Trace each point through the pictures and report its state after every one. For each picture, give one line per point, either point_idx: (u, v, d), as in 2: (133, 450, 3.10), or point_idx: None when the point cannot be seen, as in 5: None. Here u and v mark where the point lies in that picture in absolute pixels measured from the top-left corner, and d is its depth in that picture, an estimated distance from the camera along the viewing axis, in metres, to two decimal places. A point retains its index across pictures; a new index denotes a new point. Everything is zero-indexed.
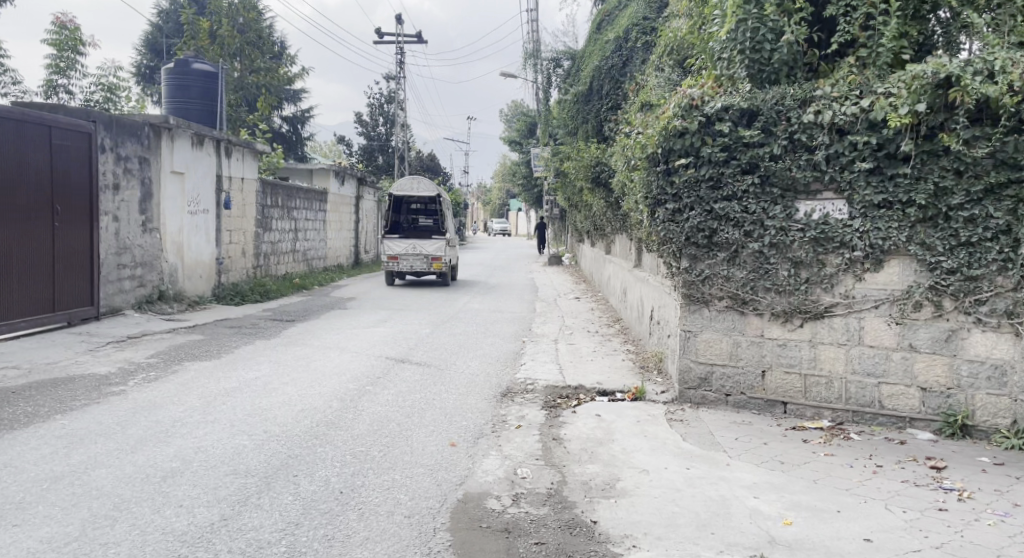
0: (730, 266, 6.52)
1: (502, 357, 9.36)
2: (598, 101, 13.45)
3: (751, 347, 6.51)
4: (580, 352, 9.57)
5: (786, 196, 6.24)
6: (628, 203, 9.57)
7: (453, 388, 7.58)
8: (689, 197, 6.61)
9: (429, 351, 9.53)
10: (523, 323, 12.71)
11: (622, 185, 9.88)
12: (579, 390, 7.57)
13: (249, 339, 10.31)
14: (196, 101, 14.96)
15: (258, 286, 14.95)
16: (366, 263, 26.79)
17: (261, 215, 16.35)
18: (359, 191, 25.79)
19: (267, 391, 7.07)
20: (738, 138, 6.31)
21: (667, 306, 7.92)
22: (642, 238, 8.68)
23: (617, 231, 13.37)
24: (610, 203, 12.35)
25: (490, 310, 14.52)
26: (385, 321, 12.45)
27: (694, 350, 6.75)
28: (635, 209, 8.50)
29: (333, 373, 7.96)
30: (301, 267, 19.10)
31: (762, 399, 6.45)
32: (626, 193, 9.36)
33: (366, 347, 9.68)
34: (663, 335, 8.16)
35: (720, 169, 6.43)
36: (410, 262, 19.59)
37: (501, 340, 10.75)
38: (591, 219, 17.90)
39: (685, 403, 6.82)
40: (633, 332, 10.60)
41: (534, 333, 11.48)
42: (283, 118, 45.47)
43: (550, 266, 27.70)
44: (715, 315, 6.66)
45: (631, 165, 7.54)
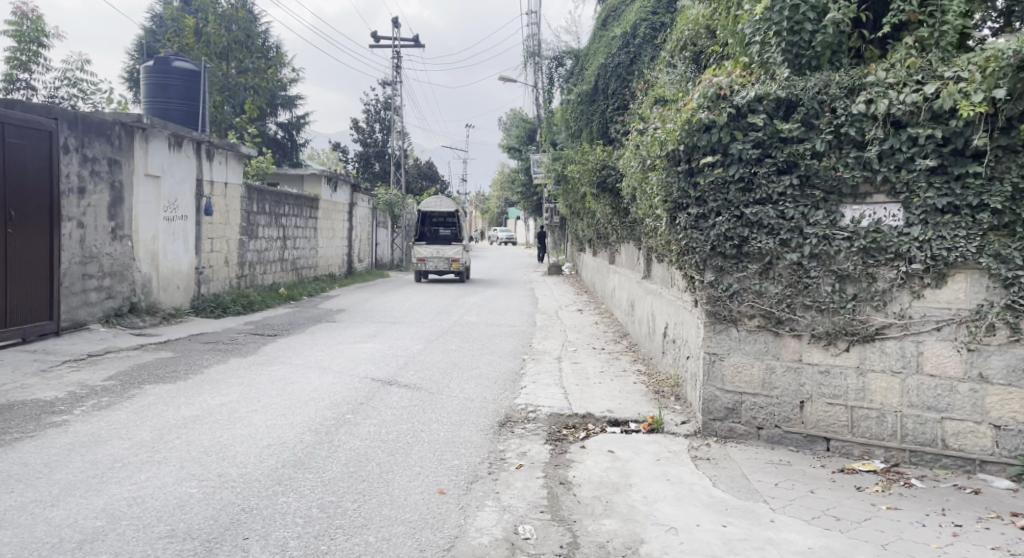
0: (763, 280, 5.72)
1: (500, 377, 8.52)
2: (603, 101, 12.62)
3: (788, 373, 5.69)
4: (586, 372, 8.75)
5: (829, 200, 5.41)
6: (641, 211, 8.75)
7: (444, 415, 6.72)
8: (715, 201, 5.78)
9: (420, 371, 8.66)
10: (523, 338, 11.89)
11: (634, 190, 9.05)
12: (588, 418, 6.69)
13: (224, 357, 9.44)
14: (178, 103, 13.76)
15: (242, 297, 14.12)
16: (359, 272, 25.99)
17: (247, 222, 15.49)
18: (352, 198, 24.99)
19: (233, 420, 6.22)
20: (774, 133, 5.49)
21: (686, 323, 7.12)
22: (657, 247, 7.87)
23: (623, 238, 12.56)
24: (617, 210, 11.53)
25: (488, 323, 13.71)
26: (375, 336, 11.62)
27: (720, 376, 5.95)
28: (648, 216, 7.69)
29: (310, 398, 7.10)
30: (290, 277, 18.28)
31: (800, 434, 5.63)
32: (638, 199, 8.55)
33: (351, 365, 8.83)
34: (681, 356, 7.36)
35: (752, 168, 5.60)
36: (435, 263, 24.02)
37: (499, 357, 9.93)
38: (595, 227, 17.08)
39: (709, 436, 6.00)
40: (643, 349, 9.80)
41: (535, 349, 10.66)
42: (278, 125, 44.80)
43: (549, 276, 26.91)
44: (745, 336, 5.85)
45: (647, 166, 6.74)
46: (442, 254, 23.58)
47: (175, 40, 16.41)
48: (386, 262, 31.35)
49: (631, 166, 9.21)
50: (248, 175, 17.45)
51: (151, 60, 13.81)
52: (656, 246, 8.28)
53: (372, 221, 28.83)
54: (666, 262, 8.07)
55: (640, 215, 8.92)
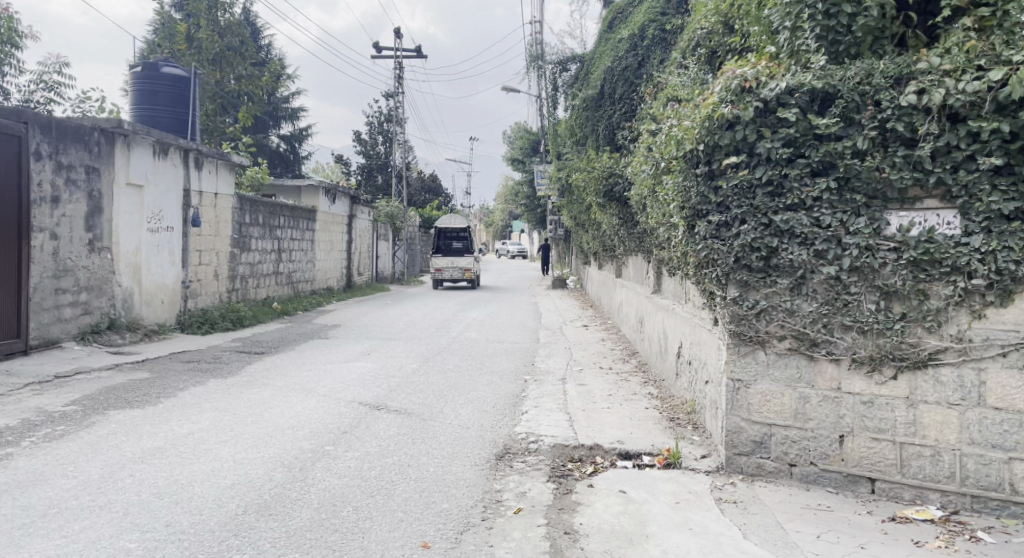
0: (795, 297, 5.06)
1: (500, 401, 7.85)
2: (610, 106, 11.98)
3: (825, 404, 5.04)
4: (593, 395, 8.08)
5: (871, 205, 4.76)
6: (651, 221, 8.08)
7: (436, 447, 6.03)
8: (739, 207, 5.11)
9: (412, 393, 7.99)
10: (526, 356, 11.21)
11: (645, 198, 8.40)
12: (596, 450, 6.01)
13: (203, 377, 8.77)
14: (166, 110, 13.05)
15: (232, 312, 13.49)
16: (359, 285, 25.36)
17: (239, 234, 14.86)
18: (351, 209, 24.39)
19: (197, 454, 5.53)
20: (809, 130, 4.83)
21: (704, 342, 6.46)
22: (671, 259, 7.22)
23: (632, 250, 11.89)
24: (625, 220, 10.87)
25: (489, 339, 13.04)
26: (369, 353, 10.97)
27: (746, 406, 5.31)
28: (662, 224, 7.04)
29: (290, 426, 6.42)
30: (285, 291, 17.67)
31: (840, 474, 4.97)
32: (649, 206, 7.91)
33: (340, 387, 8.16)
34: (698, 380, 6.68)
35: (782, 169, 4.93)
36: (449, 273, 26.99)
37: (500, 377, 9.25)
38: (600, 239, 16.45)
39: (734, 472, 5.34)
40: (655, 369, 9.13)
41: (538, 368, 9.99)
42: (280, 137, 44.43)
43: (554, 290, 26.22)
44: (774, 361, 5.20)
45: (660, 169, 6.08)
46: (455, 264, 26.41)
47: (166, 45, 15.77)
48: (387, 275, 30.72)
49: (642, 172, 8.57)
50: (241, 185, 16.83)
51: (139, 64, 13.06)
52: (668, 257, 7.62)
53: (373, 233, 28.23)
54: (682, 274, 7.42)
55: (651, 224, 8.26)
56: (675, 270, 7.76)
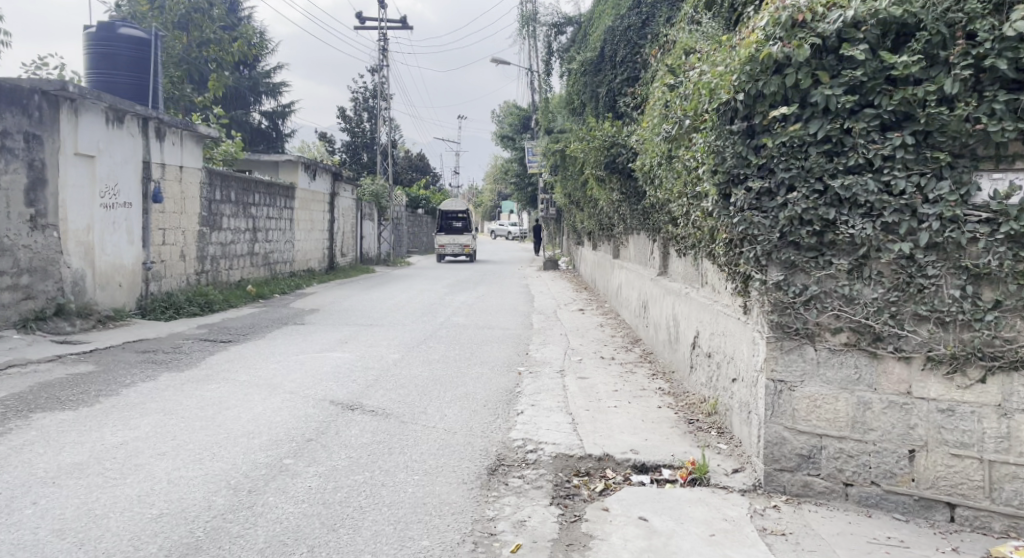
0: (854, 280, 4.17)
1: (491, 397, 6.92)
2: (611, 71, 11.01)
3: (890, 411, 4.13)
4: (596, 390, 7.17)
5: (956, 165, 3.88)
6: (664, 192, 7.17)
7: (416, 458, 5.08)
8: (787, 170, 4.21)
9: (390, 390, 7.03)
10: (519, 344, 10.28)
11: (657, 167, 7.48)
12: (604, 462, 5.07)
13: (156, 369, 7.78)
14: (126, 75, 11.92)
15: (201, 295, 12.48)
16: (341, 266, 24.34)
17: (209, 211, 13.80)
18: (333, 187, 23.32)
19: (126, 470, 4.54)
20: (880, 73, 3.93)
21: (729, 330, 5.54)
22: (689, 236, 6.31)
23: (634, 228, 10.98)
24: (628, 195, 9.94)
25: (479, 325, 12.11)
26: (347, 342, 10.00)
27: (790, 412, 4.38)
28: (681, 196, 6.15)
29: (245, 431, 5.44)
30: (261, 273, 16.66)
31: (909, 497, 4.09)
32: (663, 175, 6.99)
33: (310, 383, 7.19)
34: (721, 376, 5.76)
35: (844, 122, 4.03)
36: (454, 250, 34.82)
37: (491, 369, 8.32)
38: (596, 217, 15.52)
39: (775, 492, 4.43)
40: (663, 360, 8.23)
41: (533, 358, 9.08)
42: (262, 113, 43.28)
43: (545, 272, 25.29)
44: (826, 359, 4.28)
45: (684, 129, 5.20)
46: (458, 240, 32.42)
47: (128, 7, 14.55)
48: (372, 256, 29.71)
49: (654, 138, 7.64)
50: (212, 160, 15.78)
51: (94, 25, 11.89)
52: (684, 231, 6.72)
53: (357, 212, 27.19)
54: (700, 252, 6.52)
55: (664, 197, 7.32)
56: (692, 247, 6.85)
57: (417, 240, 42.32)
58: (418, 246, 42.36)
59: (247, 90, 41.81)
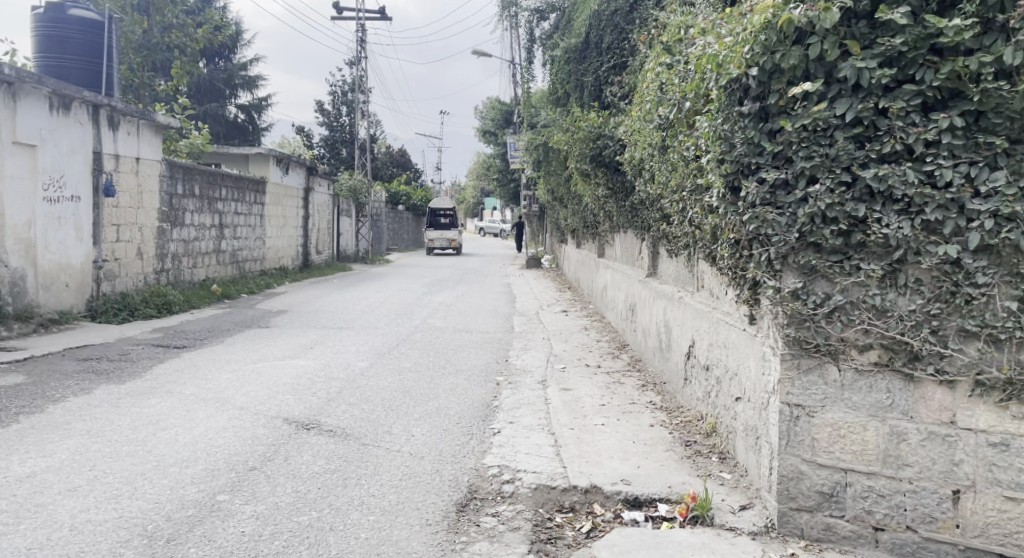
0: (886, 289, 3.56)
1: (465, 413, 6.25)
2: (596, 59, 10.40)
3: (929, 445, 3.53)
4: (581, 404, 6.53)
5: (1015, 152, 3.28)
6: (657, 187, 6.55)
7: (375, 492, 4.40)
8: (810, 158, 3.58)
9: (354, 405, 6.35)
10: (498, 350, 9.62)
11: (649, 158, 6.85)
12: (590, 493, 4.42)
13: (96, 378, 7.04)
14: (78, 61, 11.09)
15: (160, 295, 11.73)
16: (317, 265, 23.59)
17: (168, 206, 13.06)
18: (307, 182, 22.56)
19: (23, 511, 3.82)
20: (923, 41, 3.33)
21: (732, 342, 4.91)
22: (685, 234, 5.69)
23: (620, 225, 10.37)
24: (614, 190, 9.30)
25: (455, 328, 11.44)
26: (312, 348, 9.29)
27: (809, 443, 3.77)
28: (677, 190, 5.53)
29: (178, 459, 4.66)
30: (228, 272, 15.92)
31: (952, 546, 3.51)
32: (655, 167, 6.36)
33: (264, 397, 6.43)
34: (721, 392, 5.14)
35: (880, 100, 3.43)
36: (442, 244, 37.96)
37: (466, 378, 7.67)
38: (580, 215, 14.90)
39: (791, 536, 3.80)
40: (653, 369, 7.60)
41: (512, 366, 8.45)
42: (237, 106, 42.40)
43: (528, 270, 24.64)
44: (852, 382, 3.68)
45: (682, 114, 4.57)
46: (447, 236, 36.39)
47: None
48: (350, 253, 28.95)
49: (645, 127, 7.03)
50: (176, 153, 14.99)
51: (42, 5, 11.08)
52: (678, 229, 6.10)
53: (333, 208, 26.46)
54: (696, 250, 5.90)
55: (656, 192, 6.70)
56: (687, 245, 6.23)
57: (397, 237, 41.56)
58: (398, 242, 41.60)
59: (221, 82, 40.91)
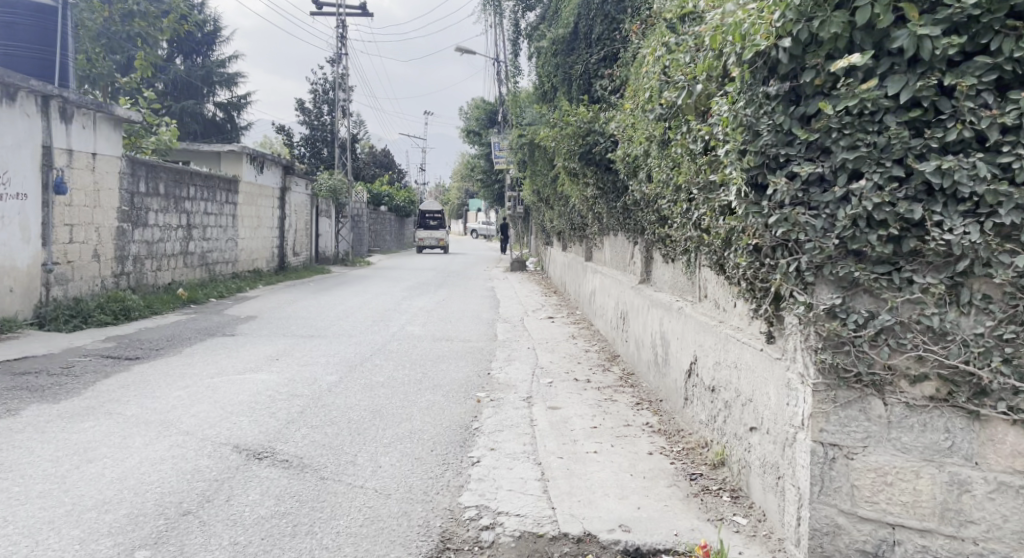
0: (946, 308, 2.94)
1: (441, 437, 5.57)
2: (585, 50, 9.82)
3: (999, 497, 2.94)
4: (570, 426, 5.86)
5: None
6: (655, 184, 5.94)
7: (330, 541, 3.73)
8: (854, 148, 2.96)
9: (316, 428, 5.68)
10: (479, 361, 8.93)
11: (646, 155, 6.24)
12: (584, 544, 3.76)
13: (29, 396, 6.32)
14: (29, 49, 10.36)
15: (117, 300, 11.11)
16: (292, 267, 22.81)
17: (130, 205, 12.57)
18: (283, 181, 21.80)
19: None
20: (1000, 2, 2.74)
21: (744, 362, 4.27)
22: (687, 239, 5.07)
23: (610, 227, 9.76)
24: (605, 190, 8.65)
25: (434, 336, 10.74)
26: (278, 359, 8.58)
27: (849, 491, 3.14)
28: (680, 189, 4.92)
29: (97, 502, 3.94)
30: (194, 274, 15.41)
31: None
32: (653, 163, 5.75)
33: (214, 420, 5.72)
34: (731, 419, 4.50)
35: (944, 76, 2.82)
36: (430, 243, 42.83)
37: (444, 395, 6.98)
38: (566, 217, 14.27)
39: None
40: (648, 384, 6.96)
41: (495, 380, 7.80)
42: (215, 104, 41.60)
43: (512, 273, 23.95)
44: (901, 419, 3.06)
45: (693, 98, 3.95)
46: (433, 235, 40.17)
47: None
48: (329, 255, 28.18)
49: (642, 121, 6.43)
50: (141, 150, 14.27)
51: None
52: (679, 232, 5.49)
53: (311, 208, 25.71)
54: (699, 256, 5.28)
55: (654, 190, 6.08)
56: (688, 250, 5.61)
57: (379, 238, 40.77)
58: (379, 244, 40.81)
59: (198, 79, 40.02)
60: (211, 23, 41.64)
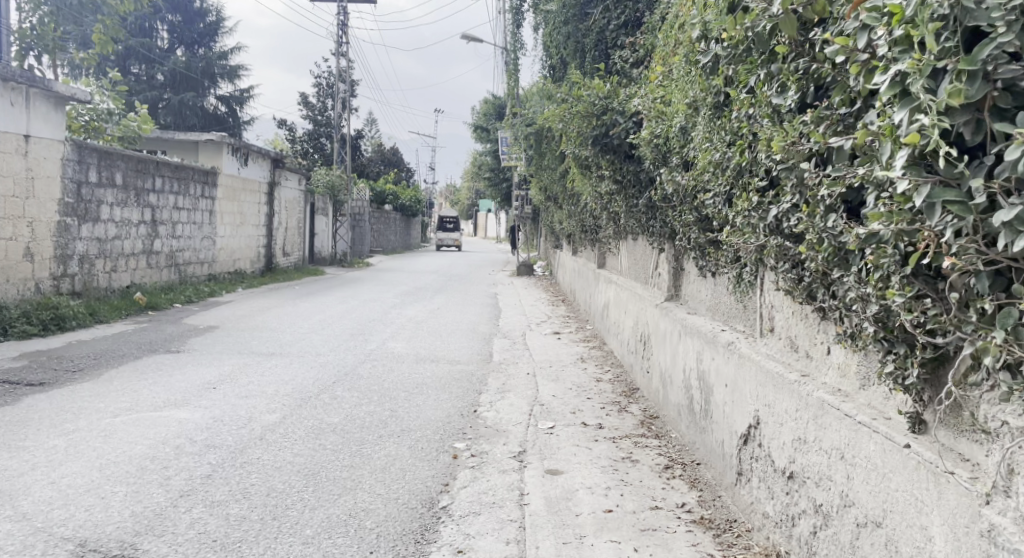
0: None
1: (392, 522, 3.95)
2: (600, 16, 8.34)
3: None
4: (574, 507, 4.15)
5: None
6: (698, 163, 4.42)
7: None
8: None
9: (216, 504, 4.09)
10: (465, 392, 7.23)
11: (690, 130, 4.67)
12: None
13: None
14: None
15: (51, 307, 9.94)
16: (283, 268, 21.27)
17: (78, 196, 11.46)
18: (271, 176, 20.29)
19: None
20: None
21: (862, 457, 2.53)
22: (744, 243, 3.52)
23: (629, 231, 8.21)
24: (621, 182, 7.03)
25: (418, 355, 9.12)
26: (216, 387, 6.97)
27: None
28: (734, 164, 3.52)
29: None
30: (155, 276, 14.11)
31: None
32: (697, 138, 4.17)
33: (73, 493, 4.13)
34: (829, 538, 2.77)
35: None
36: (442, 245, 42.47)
37: (410, 446, 5.34)
38: (577, 217, 12.66)
39: None
40: (679, 436, 5.25)
41: (483, 419, 6.22)
42: (217, 98, 40.28)
43: (519, 278, 22.25)
44: None
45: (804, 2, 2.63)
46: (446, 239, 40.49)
47: None
48: (325, 256, 26.64)
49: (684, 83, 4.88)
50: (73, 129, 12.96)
51: None
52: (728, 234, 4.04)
53: (306, 205, 24.15)
54: (761, 267, 3.80)
55: (697, 180, 4.55)
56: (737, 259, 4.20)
57: (383, 238, 39.05)
58: (383, 244, 39.08)
59: (199, 72, 38.44)
60: (213, 14, 40.16)
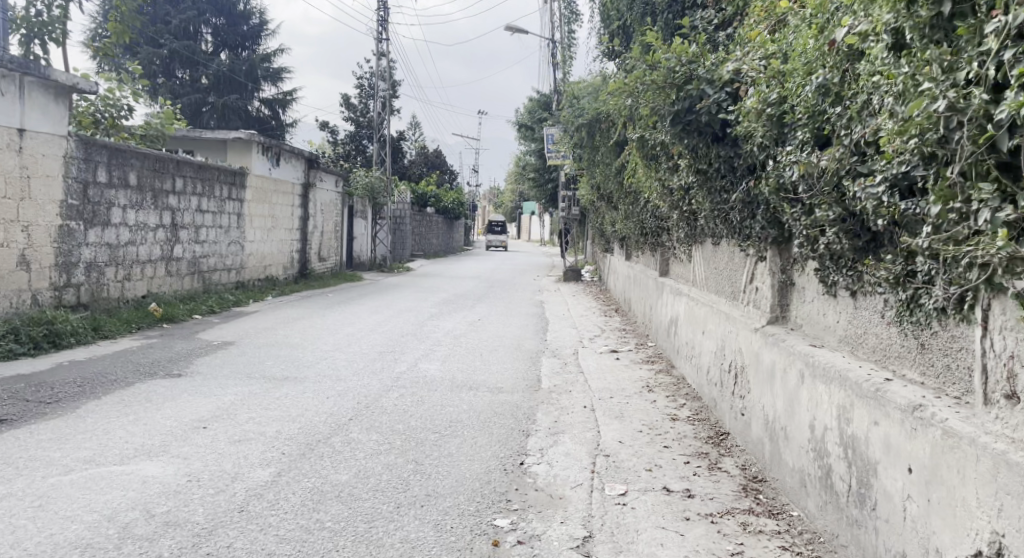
0: None
1: None
2: None
3: None
4: None
5: None
6: (872, 125, 3.15)
7: None
8: None
9: None
10: (510, 434, 5.85)
11: (851, 87, 3.34)
12: None
13: None
14: None
15: (45, 322, 8.84)
16: (317, 274, 20.15)
17: (84, 198, 10.38)
18: (306, 176, 19.22)
19: None
20: None
21: None
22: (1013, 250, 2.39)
23: (707, 232, 6.81)
24: (707, 171, 5.67)
25: (454, 380, 7.77)
26: (206, 427, 5.69)
27: None
28: (1001, 107, 2.42)
29: None
30: (176, 285, 13.06)
31: None
32: (896, 94, 2.90)
33: None
34: None
35: None
36: None
37: (437, 526, 3.98)
38: (635, 219, 11.20)
39: None
40: (809, 519, 3.85)
41: (531, 478, 4.83)
42: (260, 100, 39.49)
43: (566, 284, 20.80)
44: None
45: None
46: None
47: None
48: (363, 261, 25.50)
49: (832, 23, 3.53)
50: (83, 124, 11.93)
51: None
52: (929, 236, 2.76)
53: (343, 208, 23.03)
54: (989, 290, 2.60)
55: (867, 156, 3.24)
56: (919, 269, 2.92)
57: (424, 242, 37.87)
58: (424, 248, 37.88)
59: (243, 75, 37.67)
60: (257, 16, 39.40)
